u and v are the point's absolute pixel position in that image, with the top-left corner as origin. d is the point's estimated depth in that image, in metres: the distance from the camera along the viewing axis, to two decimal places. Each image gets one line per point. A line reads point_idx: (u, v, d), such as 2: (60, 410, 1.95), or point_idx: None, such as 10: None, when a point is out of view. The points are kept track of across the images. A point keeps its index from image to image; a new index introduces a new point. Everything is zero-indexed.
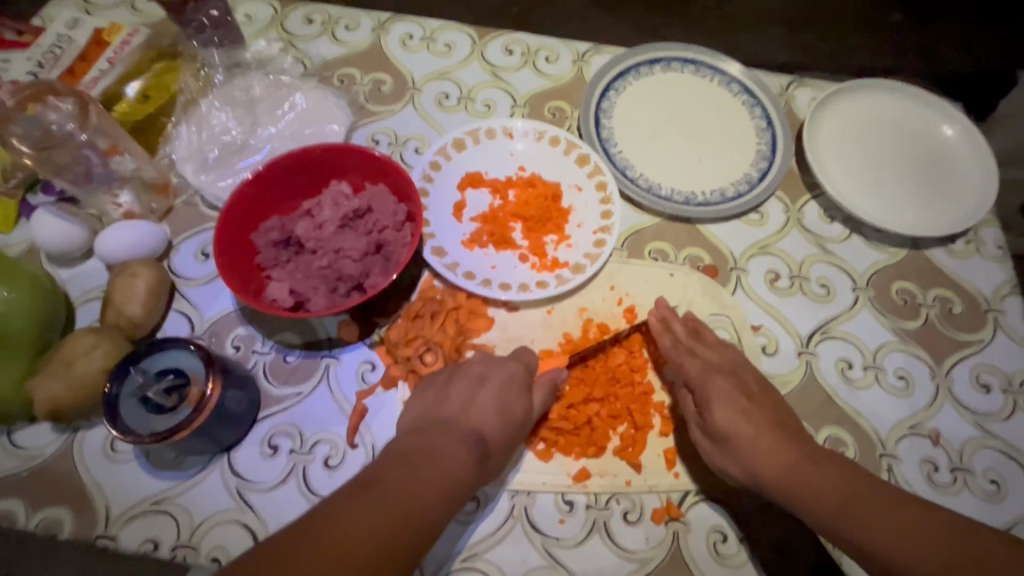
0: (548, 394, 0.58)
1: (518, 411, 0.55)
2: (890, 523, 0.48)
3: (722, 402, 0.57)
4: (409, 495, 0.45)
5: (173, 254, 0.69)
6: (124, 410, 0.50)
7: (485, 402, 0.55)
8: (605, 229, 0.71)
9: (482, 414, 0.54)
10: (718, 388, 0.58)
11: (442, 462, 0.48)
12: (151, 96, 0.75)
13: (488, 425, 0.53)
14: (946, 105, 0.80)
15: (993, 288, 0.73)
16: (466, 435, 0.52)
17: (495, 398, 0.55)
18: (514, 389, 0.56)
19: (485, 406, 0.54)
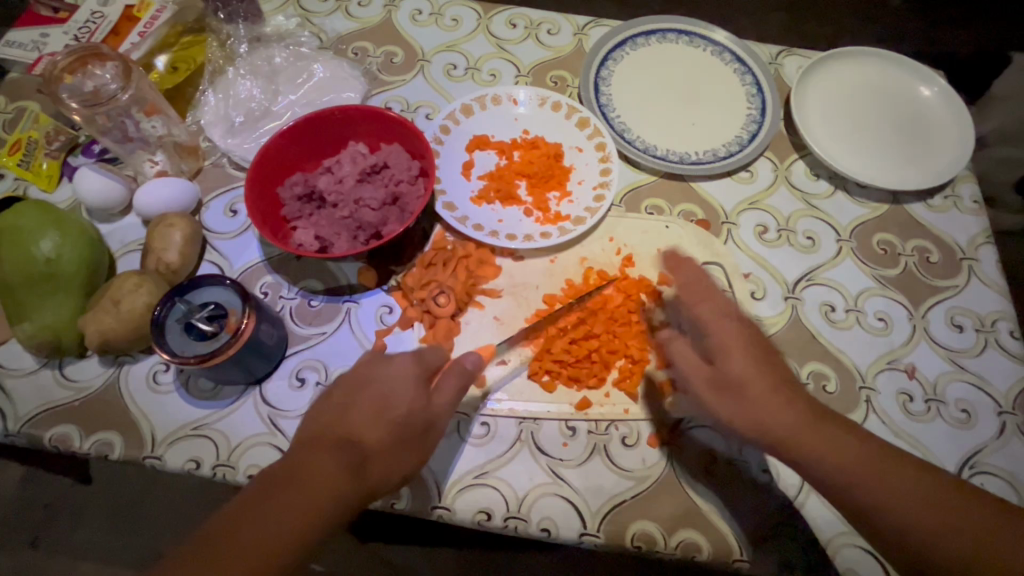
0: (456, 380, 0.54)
1: (423, 402, 0.52)
2: (878, 464, 0.50)
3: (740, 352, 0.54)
4: (286, 515, 0.44)
5: (204, 211, 0.74)
6: (170, 336, 0.56)
7: (393, 397, 0.52)
8: (604, 185, 0.76)
9: (389, 408, 0.51)
10: (730, 337, 0.55)
11: (328, 472, 0.47)
12: (179, 67, 0.82)
13: (390, 424, 0.50)
14: (925, 68, 0.84)
15: (969, 239, 0.78)
16: (366, 439, 0.49)
17: (402, 392, 0.52)
18: (417, 381, 0.53)
19: (397, 399, 0.52)
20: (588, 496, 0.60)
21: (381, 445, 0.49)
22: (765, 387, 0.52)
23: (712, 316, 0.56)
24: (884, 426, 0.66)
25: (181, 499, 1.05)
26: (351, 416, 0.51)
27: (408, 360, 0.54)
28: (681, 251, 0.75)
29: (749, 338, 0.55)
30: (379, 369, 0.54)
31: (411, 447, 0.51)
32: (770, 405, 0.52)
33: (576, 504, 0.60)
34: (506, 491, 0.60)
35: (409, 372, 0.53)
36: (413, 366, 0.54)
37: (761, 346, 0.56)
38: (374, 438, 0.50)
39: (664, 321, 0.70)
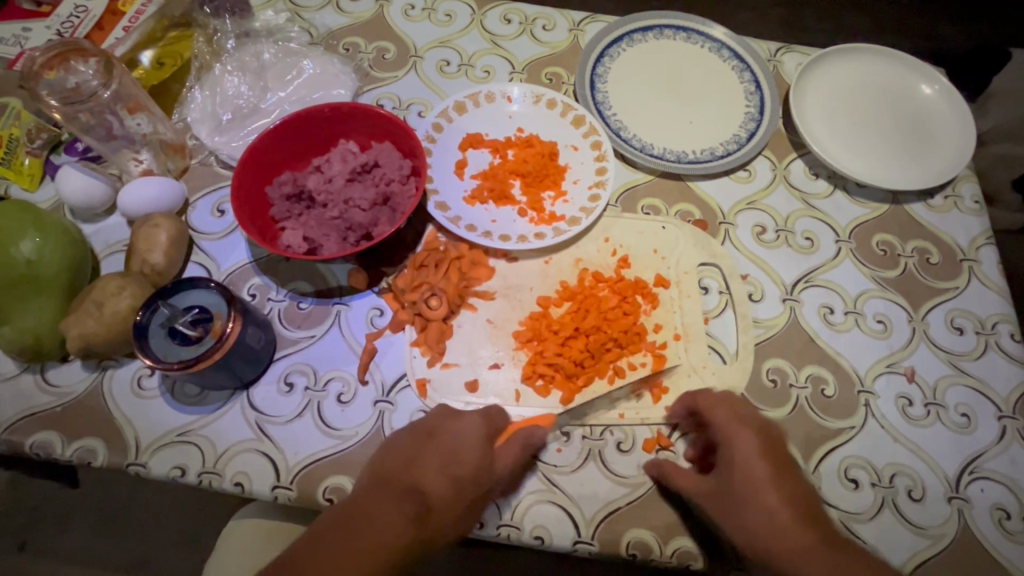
0: (520, 449, 0.57)
1: (488, 463, 0.54)
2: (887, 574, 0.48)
3: (751, 457, 0.54)
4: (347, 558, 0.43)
5: (191, 211, 0.73)
6: (153, 340, 0.54)
7: (462, 453, 0.54)
8: (599, 184, 0.74)
9: (458, 466, 0.53)
10: (748, 447, 0.55)
11: (396, 514, 0.47)
12: (166, 63, 0.79)
13: (456, 483, 0.52)
14: (926, 66, 0.83)
15: (969, 240, 0.76)
16: (433, 493, 0.51)
17: (472, 450, 0.54)
18: (484, 440, 0.55)
19: (465, 458, 0.54)
20: (583, 503, 0.59)
21: (446, 502, 0.51)
22: (773, 501, 0.52)
23: (728, 420, 0.57)
24: (883, 431, 0.65)
25: (172, 500, 1.04)
26: (425, 464, 0.53)
27: (479, 419, 0.57)
28: (677, 252, 0.73)
29: (768, 446, 0.56)
30: (453, 424, 0.57)
31: (466, 509, 0.52)
32: (779, 518, 0.51)
33: (571, 512, 0.59)
34: (499, 498, 0.59)
35: (480, 431, 0.56)
36: (481, 423, 0.57)
37: (779, 459, 0.55)
38: (440, 491, 0.51)
39: (660, 323, 0.69)
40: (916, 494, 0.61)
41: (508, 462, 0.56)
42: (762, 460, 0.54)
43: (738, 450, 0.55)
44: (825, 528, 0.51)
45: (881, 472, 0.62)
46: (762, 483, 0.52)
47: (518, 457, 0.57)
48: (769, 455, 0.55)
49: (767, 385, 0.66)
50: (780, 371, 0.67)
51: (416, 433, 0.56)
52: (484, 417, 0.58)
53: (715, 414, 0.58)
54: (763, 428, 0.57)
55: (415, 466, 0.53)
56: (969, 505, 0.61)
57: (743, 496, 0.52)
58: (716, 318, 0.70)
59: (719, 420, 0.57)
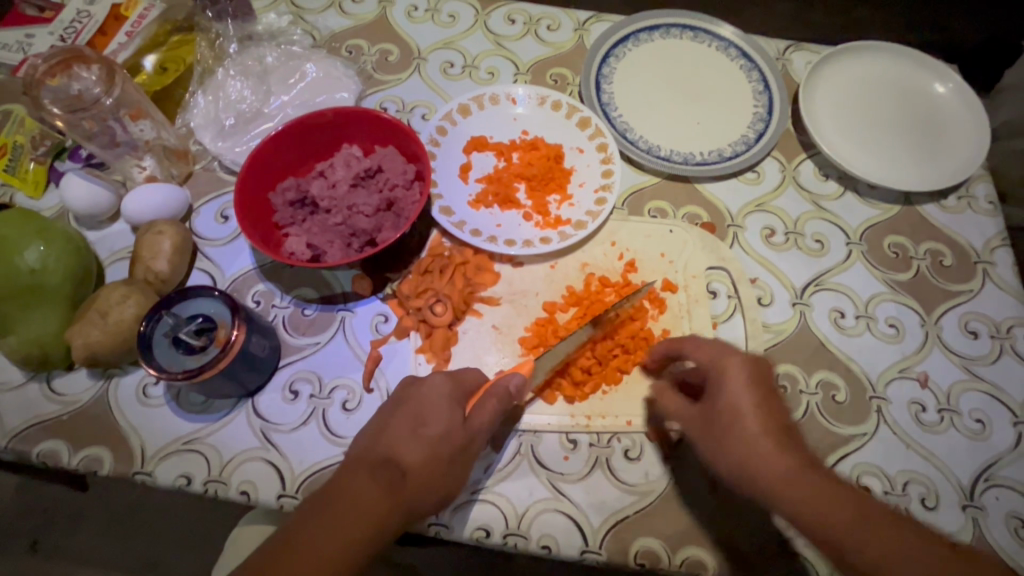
0: (498, 404, 0.54)
1: (458, 422, 0.52)
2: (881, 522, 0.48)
3: (734, 387, 0.52)
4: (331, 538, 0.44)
5: (195, 217, 0.73)
6: (157, 350, 0.54)
7: (430, 416, 0.52)
8: (605, 187, 0.73)
9: (428, 428, 0.52)
10: (734, 374, 0.53)
11: (368, 489, 0.47)
12: (168, 68, 0.79)
13: (431, 443, 0.51)
14: (939, 63, 0.82)
15: (984, 242, 0.75)
16: (405, 458, 0.50)
17: (440, 411, 0.53)
18: (450, 402, 0.53)
19: (434, 421, 0.52)
20: (590, 512, 0.59)
21: (422, 465, 0.49)
22: (755, 431, 0.51)
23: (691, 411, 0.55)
24: (895, 437, 0.63)
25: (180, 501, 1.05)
26: (395, 433, 0.52)
27: (444, 377, 0.55)
28: (684, 255, 0.72)
29: (759, 378, 0.53)
30: (418, 390, 0.55)
31: (448, 468, 0.51)
32: (756, 444, 0.50)
33: (578, 521, 0.58)
34: (506, 507, 0.59)
35: (446, 392, 0.54)
36: (447, 384, 0.55)
37: (768, 392, 0.53)
38: (415, 457, 0.50)
39: (668, 328, 0.68)
40: (929, 502, 0.60)
41: (487, 416, 0.54)
42: (748, 391, 0.52)
43: (722, 378, 0.53)
44: (806, 459, 0.51)
45: (893, 479, 0.61)
46: (742, 412, 0.51)
47: (495, 411, 0.54)
48: (756, 382, 0.53)
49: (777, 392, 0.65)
50: (791, 377, 0.66)
51: (386, 407, 0.55)
52: (448, 378, 0.55)
53: (704, 348, 0.56)
54: (754, 358, 0.55)
55: (386, 435, 0.52)
56: (984, 513, 0.60)
57: (724, 424, 0.52)
58: (724, 322, 0.69)
59: (704, 355, 0.56)
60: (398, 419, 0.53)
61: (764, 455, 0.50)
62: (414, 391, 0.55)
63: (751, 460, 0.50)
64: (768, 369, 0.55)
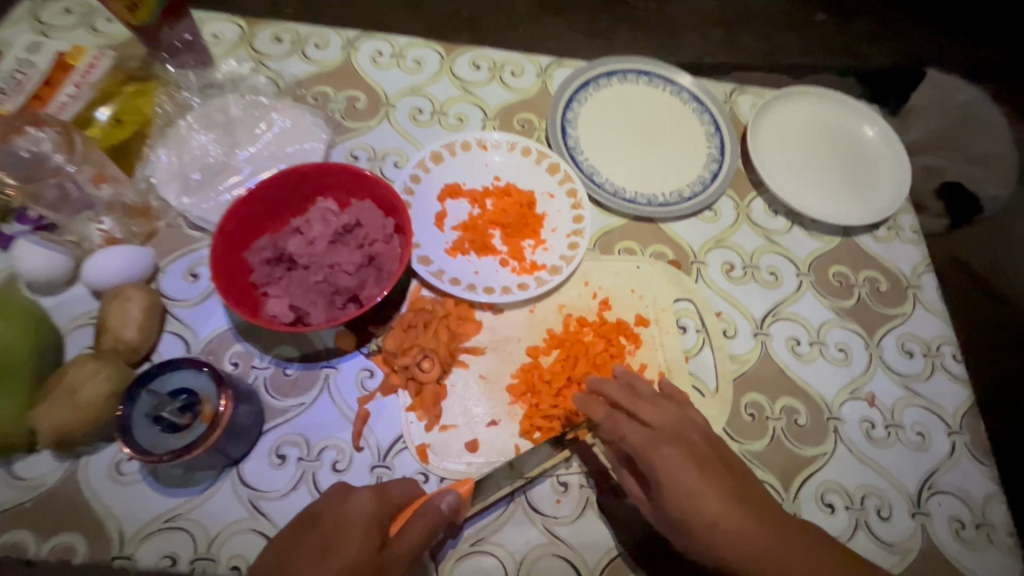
0: (428, 524, 0.52)
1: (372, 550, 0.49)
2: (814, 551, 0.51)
3: (672, 471, 0.53)
4: None
5: (162, 276, 0.70)
6: (138, 431, 0.52)
7: (340, 542, 0.49)
8: (577, 232, 0.77)
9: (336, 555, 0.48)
10: (669, 461, 0.54)
11: None
12: (125, 120, 0.75)
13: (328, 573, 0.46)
14: (867, 109, 0.91)
15: (911, 267, 0.84)
16: None
17: (352, 536, 0.49)
18: (371, 524, 0.50)
19: (343, 546, 0.49)
20: (585, 552, 0.61)
21: None
22: (709, 507, 0.51)
23: (643, 437, 0.56)
24: (852, 455, 0.70)
25: None
26: (302, 559, 0.49)
27: (368, 494, 0.53)
28: (654, 293, 0.77)
29: (687, 448, 0.55)
30: (340, 505, 0.53)
31: None
32: (722, 524, 0.51)
33: (574, 562, 0.60)
34: (504, 555, 0.60)
35: (368, 512, 0.51)
36: (371, 503, 0.52)
37: (704, 455, 0.55)
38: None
39: (645, 364, 0.72)
40: (884, 513, 0.67)
41: (410, 543, 0.51)
42: (690, 468, 0.53)
43: (660, 468, 0.53)
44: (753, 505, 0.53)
45: (853, 494, 0.67)
46: (694, 496, 0.52)
47: (423, 534, 0.51)
48: (691, 453, 0.55)
49: (746, 420, 0.70)
50: (758, 405, 0.71)
51: (300, 527, 0.53)
52: (375, 494, 0.53)
53: (628, 438, 0.57)
54: (674, 432, 0.57)
55: (292, 564, 0.49)
56: (931, 519, 0.67)
57: (689, 519, 0.51)
58: (695, 356, 0.74)
59: (634, 441, 0.56)
60: (305, 542, 0.50)
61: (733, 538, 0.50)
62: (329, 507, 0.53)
63: (727, 543, 0.50)
64: (694, 436, 0.57)
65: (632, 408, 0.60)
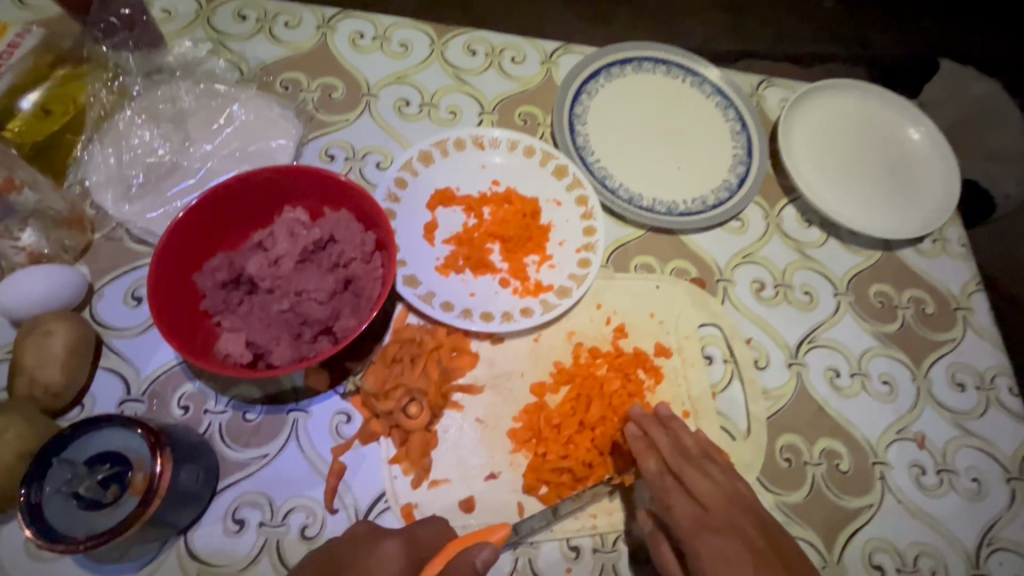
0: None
1: None
2: None
3: (721, 561, 0.48)
4: None
5: (97, 300, 0.59)
6: (51, 512, 0.41)
7: None
8: (589, 247, 0.66)
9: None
10: (717, 551, 0.49)
11: None
12: (53, 111, 0.63)
13: None
14: (911, 106, 0.81)
15: (961, 287, 0.75)
16: None
17: None
18: None
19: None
20: None
21: None
22: None
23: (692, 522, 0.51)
24: (901, 507, 0.61)
25: None
26: None
27: (396, 542, 0.44)
28: (675, 317, 0.67)
29: (738, 538, 0.50)
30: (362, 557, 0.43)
31: None
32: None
33: None
34: None
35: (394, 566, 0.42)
36: (399, 552, 0.43)
37: (757, 548, 0.49)
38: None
39: (666, 402, 0.62)
40: None
41: None
42: (744, 561, 0.48)
43: (706, 556, 0.49)
44: None
45: (905, 554, 0.59)
46: None
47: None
48: (746, 546, 0.49)
49: (782, 466, 0.61)
50: (794, 449, 0.62)
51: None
52: (405, 542, 0.44)
53: (676, 511, 0.52)
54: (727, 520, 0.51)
55: None
56: None
57: None
58: (723, 392, 0.64)
59: (685, 521, 0.51)
60: None
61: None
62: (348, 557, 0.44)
63: None
64: (747, 523, 0.51)
65: (681, 475, 0.54)
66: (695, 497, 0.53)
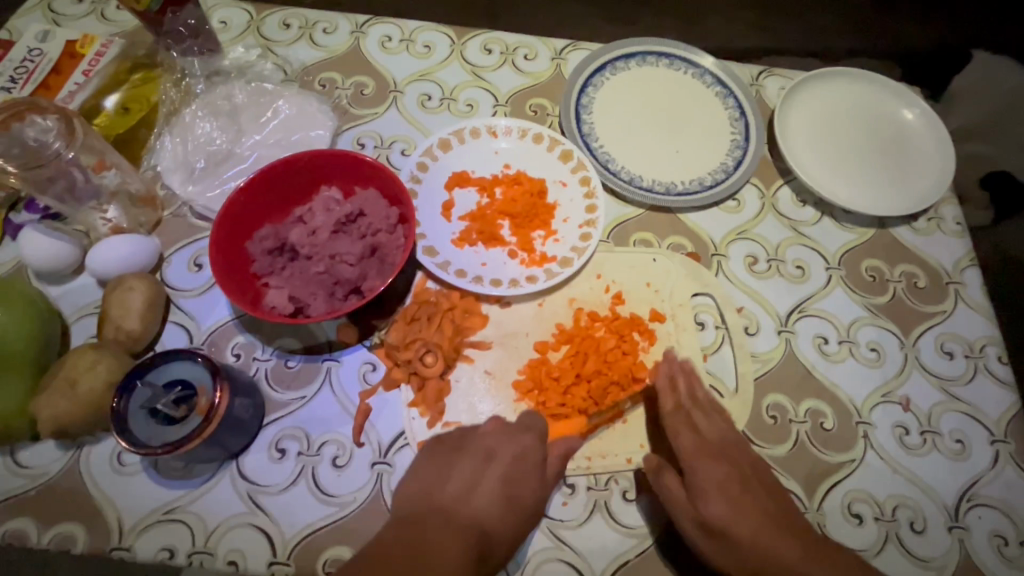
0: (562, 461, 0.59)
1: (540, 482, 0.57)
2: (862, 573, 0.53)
3: (715, 487, 0.57)
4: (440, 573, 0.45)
5: (166, 266, 0.69)
6: (134, 424, 0.51)
7: (519, 479, 0.56)
8: (590, 223, 0.73)
9: (520, 490, 0.56)
10: (712, 475, 0.58)
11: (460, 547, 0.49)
12: (131, 108, 0.76)
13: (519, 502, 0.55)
14: (906, 90, 0.84)
15: (954, 262, 0.78)
16: (484, 519, 0.53)
17: (529, 476, 0.57)
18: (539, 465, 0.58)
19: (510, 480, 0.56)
20: (591, 557, 0.58)
21: (498, 520, 0.53)
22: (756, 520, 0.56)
23: (694, 449, 0.60)
24: (882, 463, 0.65)
25: None
26: (463, 478, 0.55)
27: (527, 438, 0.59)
28: (670, 287, 0.73)
29: (731, 465, 0.60)
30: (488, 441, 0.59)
31: (522, 521, 0.55)
32: (754, 540, 0.55)
33: (580, 568, 0.58)
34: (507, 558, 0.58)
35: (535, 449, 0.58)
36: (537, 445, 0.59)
37: (744, 473, 0.59)
38: (486, 496, 0.54)
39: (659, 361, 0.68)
40: (918, 526, 0.62)
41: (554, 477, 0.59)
42: (728, 480, 0.58)
43: (705, 480, 0.58)
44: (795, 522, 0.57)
45: (883, 505, 0.63)
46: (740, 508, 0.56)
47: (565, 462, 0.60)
48: (731, 468, 0.59)
49: (767, 422, 0.66)
50: (780, 407, 0.67)
51: (445, 449, 0.59)
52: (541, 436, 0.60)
53: (681, 442, 0.60)
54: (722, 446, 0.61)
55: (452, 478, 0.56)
56: (969, 533, 0.62)
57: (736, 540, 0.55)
58: (713, 354, 0.70)
59: (682, 446, 0.60)
60: (457, 468, 0.56)
61: (769, 548, 0.54)
62: (479, 431, 0.60)
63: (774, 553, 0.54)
64: (742, 456, 0.61)
65: (692, 416, 0.62)
66: (703, 434, 0.61)
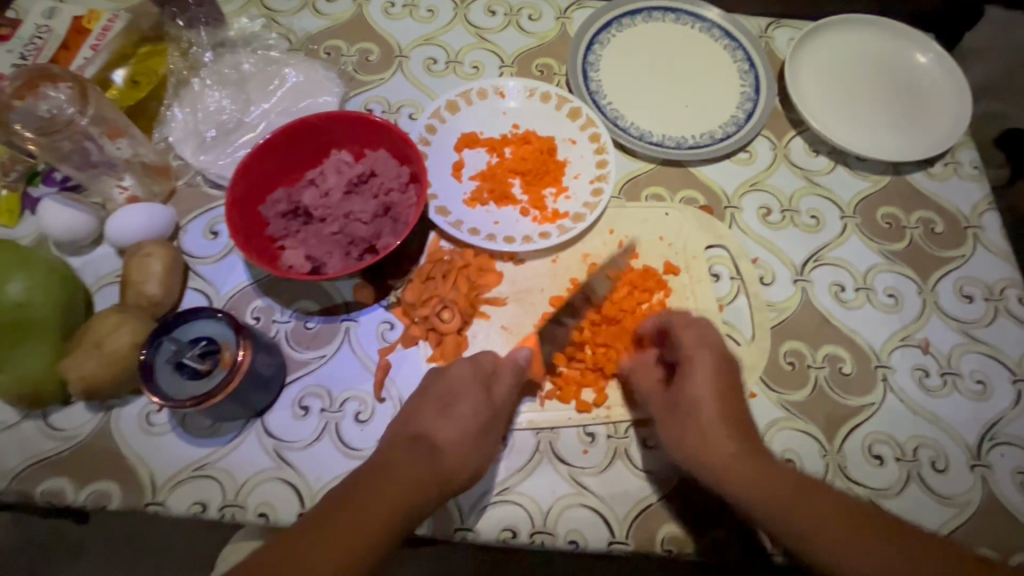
0: (515, 380, 0.57)
1: (492, 399, 0.55)
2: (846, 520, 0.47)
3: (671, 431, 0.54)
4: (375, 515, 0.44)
5: (183, 235, 0.70)
6: (161, 377, 0.52)
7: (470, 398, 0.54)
8: (601, 178, 0.73)
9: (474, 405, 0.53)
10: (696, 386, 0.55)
11: (418, 466, 0.48)
12: (140, 81, 0.75)
13: (477, 417, 0.53)
14: (919, 35, 0.83)
15: (972, 206, 0.77)
16: (444, 436, 0.51)
17: (478, 394, 0.54)
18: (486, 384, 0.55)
19: (460, 412, 0.53)
20: (614, 503, 0.59)
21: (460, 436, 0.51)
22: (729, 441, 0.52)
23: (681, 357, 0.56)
24: (903, 405, 0.65)
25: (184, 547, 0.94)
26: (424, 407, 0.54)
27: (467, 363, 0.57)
28: (683, 239, 0.72)
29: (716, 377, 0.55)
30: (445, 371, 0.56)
31: (485, 435, 0.53)
32: (719, 452, 0.51)
33: (603, 514, 0.58)
34: (530, 506, 0.58)
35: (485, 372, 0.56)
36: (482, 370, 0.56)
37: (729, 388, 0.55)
38: (445, 418, 0.52)
39: (674, 312, 0.68)
40: (940, 465, 0.62)
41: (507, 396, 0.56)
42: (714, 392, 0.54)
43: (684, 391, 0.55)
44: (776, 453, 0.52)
45: (904, 446, 0.63)
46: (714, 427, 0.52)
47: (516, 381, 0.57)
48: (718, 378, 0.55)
49: (785, 368, 0.66)
50: (798, 353, 0.67)
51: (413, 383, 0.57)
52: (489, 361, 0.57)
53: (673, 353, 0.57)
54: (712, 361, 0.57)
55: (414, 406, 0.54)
56: (992, 471, 0.62)
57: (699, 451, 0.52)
58: (729, 304, 0.69)
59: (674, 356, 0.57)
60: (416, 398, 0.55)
61: (730, 466, 0.51)
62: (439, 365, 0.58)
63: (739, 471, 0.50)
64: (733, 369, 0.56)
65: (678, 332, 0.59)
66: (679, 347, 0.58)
